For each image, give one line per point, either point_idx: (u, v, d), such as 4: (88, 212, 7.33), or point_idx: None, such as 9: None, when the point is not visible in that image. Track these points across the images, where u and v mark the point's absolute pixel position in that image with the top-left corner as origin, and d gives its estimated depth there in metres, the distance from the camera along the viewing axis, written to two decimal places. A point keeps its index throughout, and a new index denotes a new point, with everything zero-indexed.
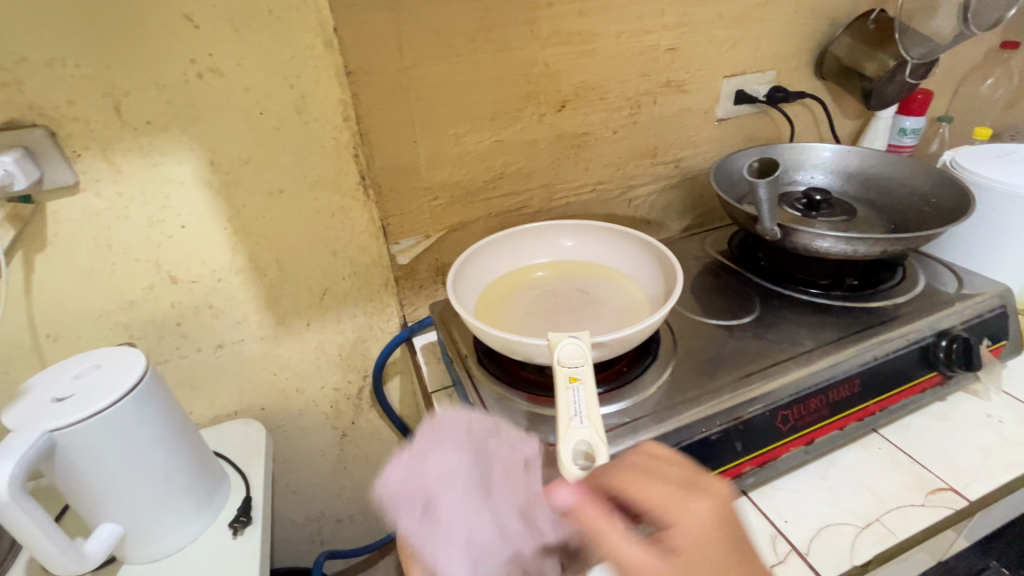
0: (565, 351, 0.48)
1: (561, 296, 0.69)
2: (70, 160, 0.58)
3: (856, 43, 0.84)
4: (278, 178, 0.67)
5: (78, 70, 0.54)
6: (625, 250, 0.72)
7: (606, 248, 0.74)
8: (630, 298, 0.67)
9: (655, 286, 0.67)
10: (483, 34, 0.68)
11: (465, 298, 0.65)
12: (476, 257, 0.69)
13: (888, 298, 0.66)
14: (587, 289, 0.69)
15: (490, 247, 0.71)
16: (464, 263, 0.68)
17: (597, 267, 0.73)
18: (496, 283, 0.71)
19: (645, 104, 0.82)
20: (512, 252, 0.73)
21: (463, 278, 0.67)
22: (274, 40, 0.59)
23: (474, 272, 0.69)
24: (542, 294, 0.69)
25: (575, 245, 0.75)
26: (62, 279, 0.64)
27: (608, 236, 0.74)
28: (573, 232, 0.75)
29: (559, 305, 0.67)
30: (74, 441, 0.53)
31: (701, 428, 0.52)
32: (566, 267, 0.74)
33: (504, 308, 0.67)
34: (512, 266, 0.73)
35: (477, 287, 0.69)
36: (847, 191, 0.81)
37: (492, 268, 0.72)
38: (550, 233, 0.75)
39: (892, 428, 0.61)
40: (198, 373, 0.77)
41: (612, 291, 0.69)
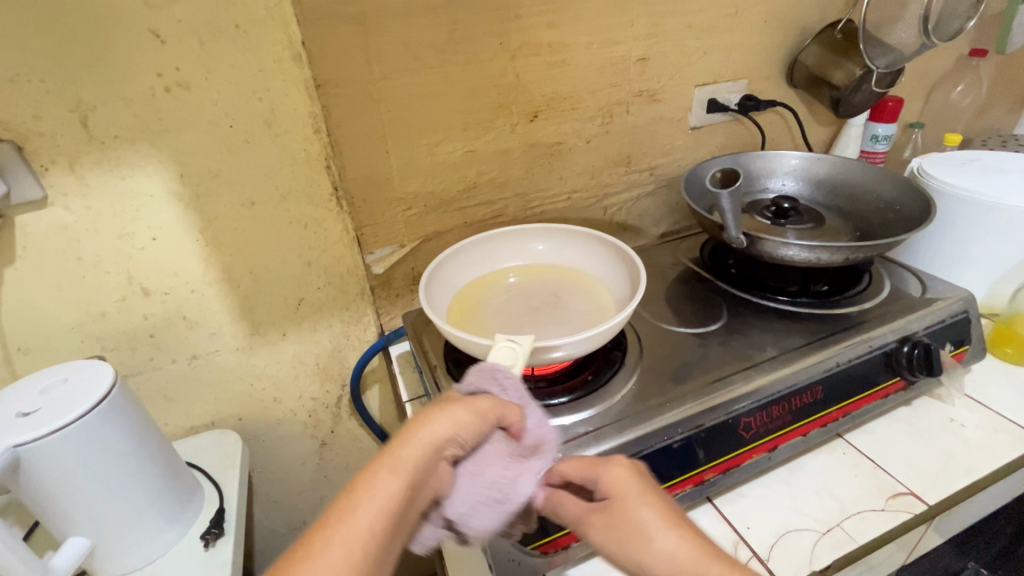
0: (500, 356, 0.50)
1: (533, 298, 0.69)
2: (37, 174, 0.58)
3: (824, 52, 0.86)
4: (249, 190, 0.68)
5: (44, 85, 0.55)
6: (596, 253, 0.73)
7: (579, 253, 0.75)
8: (600, 301, 0.68)
9: (623, 289, 0.68)
10: (452, 47, 0.69)
11: (436, 302, 0.66)
12: (449, 261, 0.70)
13: (853, 304, 0.67)
14: (559, 293, 0.70)
15: (463, 252, 0.72)
16: (438, 267, 0.68)
17: (570, 271, 0.74)
18: (467, 287, 0.71)
19: (617, 113, 0.83)
20: (487, 257, 0.74)
21: (435, 283, 0.67)
22: (242, 54, 0.60)
23: (448, 278, 0.70)
24: (514, 296, 0.70)
25: (548, 249, 0.76)
26: (30, 292, 0.64)
27: (581, 241, 0.74)
28: (546, 237, 0.75)
29: (531, 307, 0.67)
30: (39, 455, 0.53)
31: (664, 436, 0.52)
32: (539, 271, 0.74)
33: (476, 311, 0.67)
34: (487, 270, 0.74)
35: (450, 291, 0.70)
36: (816, 198, 0.82)
37: (465, 272, 0.72)
38: (523, 237, 0.75)
39: (857, 432, 0.62)
40: (173, 384, 0.77)
41: (583, 294, 0.69)
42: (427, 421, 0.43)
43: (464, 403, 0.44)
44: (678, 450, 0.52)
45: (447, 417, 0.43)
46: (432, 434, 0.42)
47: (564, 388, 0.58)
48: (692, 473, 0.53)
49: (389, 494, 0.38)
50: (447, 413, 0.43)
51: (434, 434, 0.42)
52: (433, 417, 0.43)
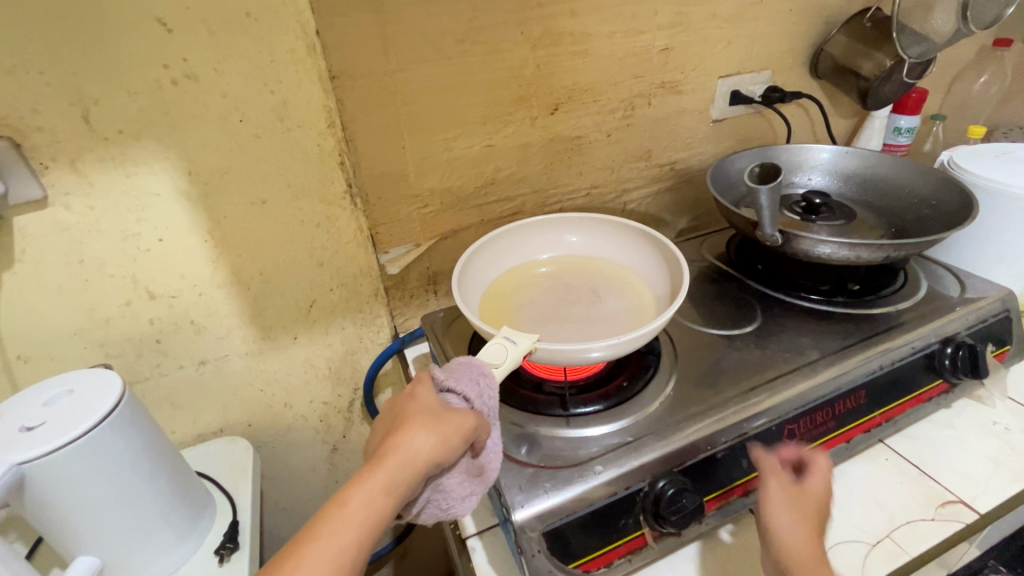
0: (488, 353, 0.48)
1: (568, 292, 0.66)
2: (37, 172, 0.55)
3: (852, 42, 0.83)
4: (260, 188, 0.64)
5: (43, 77, 0.51)
6: (632, 245, 0.70)
7: (613, 246, 0.72)
8: (637, 297, 0.65)
9: (662, 283, 0.65)
10: (472, 36, 0.65)
11: (468, 297, 0.63)
12: (478, 253, 0.67)
13: (890, 304, 0.65)
14: (595, 287, 0.67)
15: (493, 243, 0.69)
16: (467, 263, 0.65)
17: (604, 263, 0.71)
18: (499, 280, 0.68)
19: (639, 106, 0.80)
20: (516, 248, 0.71)
21: (466, 278, 0.64)
22: (253, 44, 0.56)
23: (477, 270, 0.67)
24: (549, 289, 0.67)
25: (581, 240, 0.73)
26: (30, 298, 0.60)
27: (616, 231, 0.71)
28: (578, 228, 0.73)
29: (564, 301, 0.65)
30: (45, 472, 0.50)
31: (708, 445, 0.50)
32: (571, 263, 0.71)
33: (510, 306, 0.64)
34: (517, 261, 0.71)
35: (481, 284, 0.67)
36: (845, 194, 0.80)
37: (496, 264, 0.69)
38: (556, 227, 0.72)
39: (898, 437, 0.60)
40: (180, 391, 0.74)
41: (619, 289, 0.66)
42: (407, 444, 0.39)
43: (446, 422, 0.41)
44: (722, 460, 0.51)
45: (429, 441, 0.39)
46: (413, 460, 0.39)
47: (597, 395, 0.55)
48: (736, 483, 0.51)
49: (365, 519, 0.36)
50: (428, 435, 0.39)
51: (415, 460, 0.39)
52: (414, 439, 0.39)
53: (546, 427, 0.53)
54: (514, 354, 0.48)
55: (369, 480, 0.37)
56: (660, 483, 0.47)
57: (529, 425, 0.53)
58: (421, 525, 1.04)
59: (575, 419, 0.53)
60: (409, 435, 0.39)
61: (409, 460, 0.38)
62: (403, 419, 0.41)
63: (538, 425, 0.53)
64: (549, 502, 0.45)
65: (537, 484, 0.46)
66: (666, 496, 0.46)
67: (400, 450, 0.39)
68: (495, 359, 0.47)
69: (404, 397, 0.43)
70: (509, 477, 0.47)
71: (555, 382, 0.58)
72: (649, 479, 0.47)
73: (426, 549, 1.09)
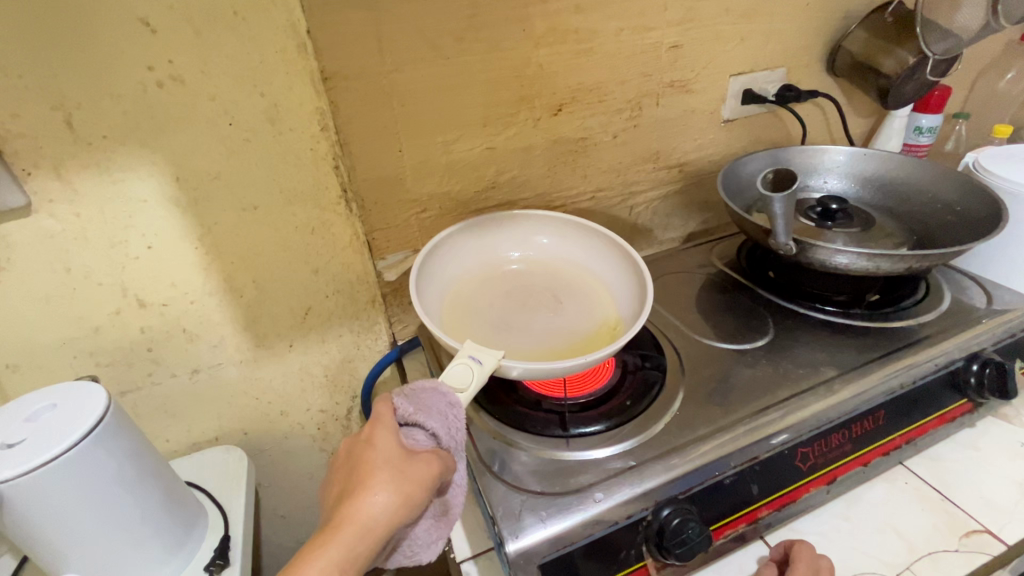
0: (452, 376, 0.46)
1: (531, 297, 0.64)
2: (20, 179, 0.53)
3: (872, 37, 0.79)
4: (251, 194, 0.62)
5: (22, 80, 0.49)
6: (600, 251, 0.68)
7: (582, 250, 0.69)
8: (598, 305, 0.63)
9: (627, 296, 0.62)
10: (472, 34, 0.63)
11: (428, 295, 0.61)
12: (443, 250, 0.65)
13: (911, 317, 0.62)
14: (559, 293, 0.65)
15: (460, 239, 0.67)
16: (429, 256, 0.63)
17: (572, 266, 0.69)
18: (463, 276, 0.66)
19: (647, 106, 0.77)
20: (483, 246, 0.69)
21: (427, 272, 0.62)
22: (241, 44, 0.54)
23: (441, 267, 0.64)
24: (512, 292, 0.65)
25: (551, 242, 0.70)
26: (17, 307, 0.59)
27: (587, 235, 0.68)
28: (549, 228, 0.70)
29: (524, 306, 0.63)
30: (25, 491, 0.48)
31: (715, 470, 0.48)
32: (539, 265, 0.69)
33: (470, 308, 0.62)
34: (483, 260, 0.69)
35: (443, 282, 0.64)
36: (863, 198, 0.76)
37: (462, 261, 0.67)
38: (526, 227, 0.70)
39: (921, 460, 0.57)
40: (174, 400, 0.72)
41: (583, 298, 0.65)
42: (366, 508, 0.38)
43: (408, 477, 0.39)
44: (731, 486, 0.48)
45: (390, 502, 0.38)
46: (373, 524, 0.38)
47: (599, 413, 0.53)
48: (745, 511, 0.49)
49: None
50: (389, 495, 0.38)
51: (377, 524, 0.38)
52: (373, 502, 0.38)
53: (545, 449, 0.50)
54: (478, 376, 0.46)
55: (326, 550, 0.37)
56: (663, 512, 0.45)
57: (527, 447, 0.51)
58: None
59: (575, 441, 0.51)
60: (368, 498, 0.38)
61: (369, 524, 0.38)
62: (362, 474, 0.39)
63: (536, 447, 0.51)
64: (546, 533, 0.43)
65: (534, 513, 0.44)
66: (670, 526, 0.44)
67: (359, 515, 0.37)
68: (460, 382, 0.46)
69: (362, 441, 0.41)
70: (505, 504, 0.45)
71: (554, 400, 0.55)
72: (653, 507, 0.45)
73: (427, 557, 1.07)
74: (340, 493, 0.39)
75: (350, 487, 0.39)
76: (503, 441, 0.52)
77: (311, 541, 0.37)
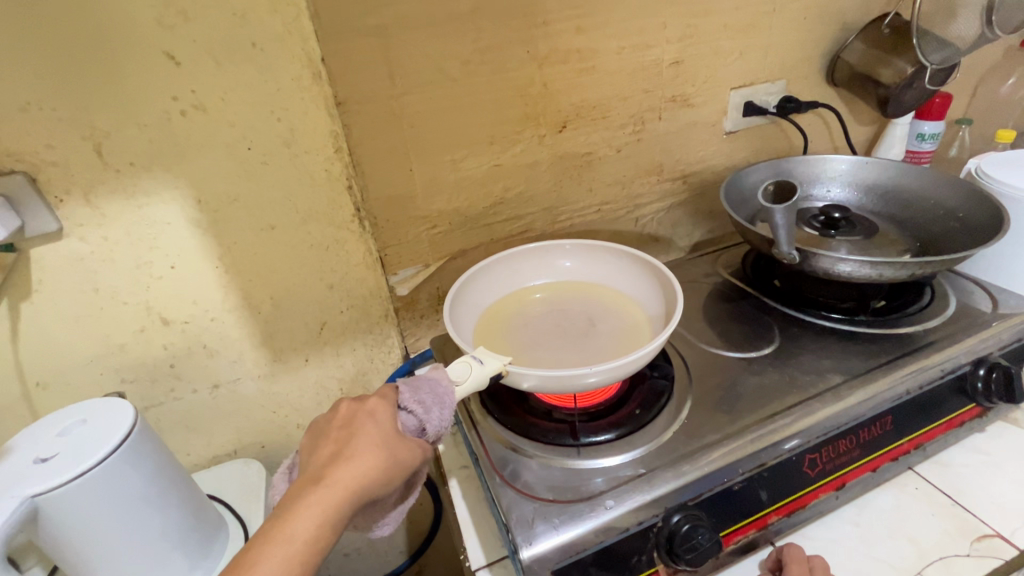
0: (453, 370, 0.49)
1: (564, 321, 0.64)
2: (51, 205, 0.56)
3: (870, 49, 0.81)
4: (269, 214, 0.64)
5: (57, 113, 0.52)
6: (624, 269, 0.68)
7: (605, 270, 0.70)
8: (632, 321, 0.63)
9: (655, 307, 0.63)
10: (478, 57, 0.65)
11: (459, 322, 0.61)
12: (473, 278, 0.66)
13: (917, 322, 0.62)
14: (591, 314, 0.65)
15: (487, 268, 0.67)
16: (460, 288, 0.64)
17: (601, 288, 0.69)
18: (495, 307, 0.66)
19: (649, 120, 0.78)
20: (509, 274, 0.69)
21: (458, 303, 0.63)
22: (260, 74, 0.57)
23: (470, 298, 0.65)
24: (544, 319, 0.65)
25: (575, 265, 0.70)
26: (48, 326, 0.61)
27: (607, 254, 0.69)
28: (574, 253, 0.70)
29: (559, 330, 0.63)
30: (56, 505, 0.50)
31: (725, 476, 0.49)
32: (568, 290, 0.69)
33: (504, 334, 0.63)
34: (511, 289, 0.69)
35: (475, 312, 0.65)
36: (867, 206, 0.78)
37: (491, 291, 0.68)
38: (549, 253, 0.70)
39: (927, 463, 0.59)
40: (194, 415, 0.74)
41: (616, 317, 0.64)
42: (357, 468, 0.40)
43: (397, 452, 0.42)
44: (741, 492, 0.49)
45: (376, 471, 0.41)
46: (364, 488, 0.40)
47: (609, 422, 0.54)
48: (756, 517, 0.50)
49: (308, 542, 0.37)
50: (379, 462, 0.41)
51: (363, 491, 0.40)
52: (366, 466, 0.40)
53: (556, 458, 0.52)
54: (478, 372, 0.49)
55: (317, 501, 0.39)
56: (674, 518, 0.46)
57: (538, 456, 0.52)
58: (436, 543, 1.03)
59: (586, 449, 0.52)
60: (361, 461, 0.41)
61: (359, 487, 0.40)
62: (356, 441, 0.42)
63: (547, 456, 0.52)
64: (559, 539, 0.44)
65: (547, 519, 0.45)
66: (680, 532, 0.45)
67: (348, 477, 0.40)
68: (459, 376, 0.49)
69: (360, 415, 0.44)
70: (519, 512, 0.46)
71: (564, 410, 0.57)
72: (663, 513, 0.47)
73: (444, 564, 1.08)
74: (332, 453, 0.41)
75: (343, 449, 0.41)
76: (515, 450, 0.53)
77: (304, 491, 0.39)
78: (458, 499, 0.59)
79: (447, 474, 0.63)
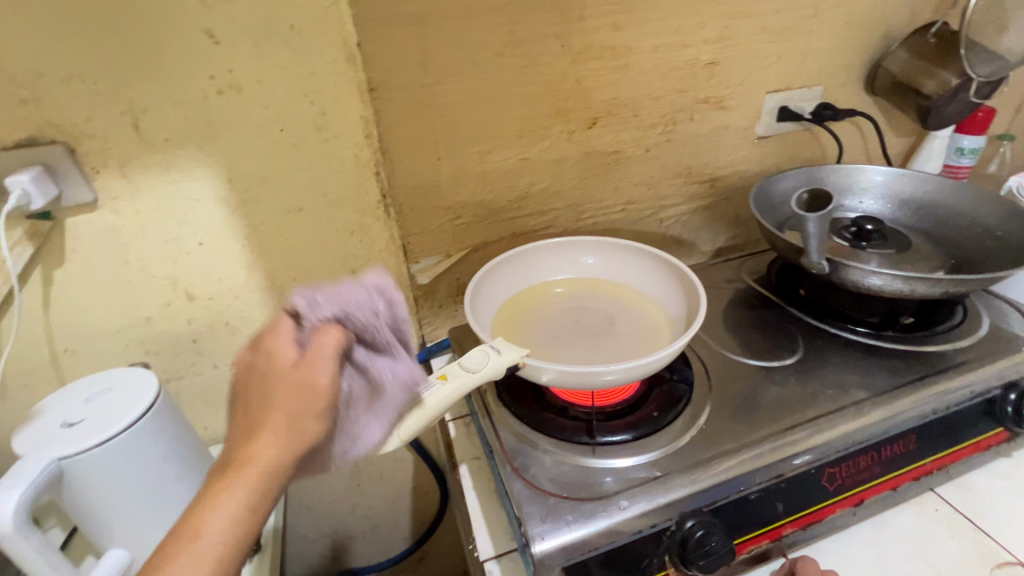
0: (470, 356, 0.51)
1: (584, 318, 0.64)
2: (88, 176, 0.57)
3: (914, 58, 0.79)
4: (296, 197, 0.65)
5: (97, 86, 0.53)
6: (648, 270, 0.67)
7: (628, 269, 0.69)
8: (652, 323, 0.63)
9: (678, 310, 0.62)
10: (512, 49, 0.65)
11: (479, 313, 0.61)
12: (495, 271, 0.65)
13: (947, 341, 0.61)
14: (612, 313, 0.64)
15: (509, 261, 0.67)
16: (481, 279, 0.64)
17: (623, 288, 0.68)
18: (516, 300, 0.66)
19: (680, 121, 0.77)
20: (531, 268, 0.69)
21: (479, 295, 0.63)
22: (295, 57, 0.57)
23: (491, 290, 0.65)
24: (565, 314, 0.64)
25: (598, 263, 0.70)
26: (78, 295, 0.63)
27: (632, 253, 0.68)
28: (597, 250, 0.70)
29: (578, 326, 0.62)
30: (83, 469, 0.52)
31: (741, 485, 0.48)
32: (590, 287, 0.68)
33: (523, 327, 0.62)
34: (533, 283, 0.69)
35: (495, 304, 0.65)
36: (900, 219, 0.76)
37: (512, 284, 0.67)
38: (572, 249, 0.70)
39: (948, 485, 0.57)
40: (213, 390, 0.76)
41: (637, 318, 0.64)
42: (268, 437, 0.38)
43: (303, 388, 0.40)
44: (757, 501, 0.48)
45: (289, 431, 0.39)
46: (283, 458, 0.38)
47: (625, 423, 0.54)
48: (770, 527, 0.49)
49: (229, 527, 0.36)
50: (288, 414, 0.39)
51: (280, 463, 0.38)
52: (276, 431, 0.39)
53: (571, 455, 0.51)
54: (493, 364, 0.50)
55: (232, 488, 0.37)
56: (688, 523, 0.46)
57: (552, 453, 0.52)
58: (441, 531, 1.04)
59: (601, 449, 0.52)
60: (270, 429, 0.39)
61: (277, 459, 0.38)
62: (261, 400, 0.40)
63: (561, 453, 0.52)
64: (571, 537, 0.44)
65: (559, 516, 0.45)
66: (694, 537, 0.45)
67: (260, 454, 0.38)
68: (474, 363, 0.50)
69: (258, 360, 0.42)
70: (532, 506, 0.46)
71: (581, 408, 0.56)
72: (677, 518, 0.46)
73: (447, 552, 1.09)
74: (242, 427, 0.40)
75: (251, 419, 0.40)
76: (529, 444, 0.53)
77: (219, 478, 0.38)
78: (468, 490, 0.59)
79: (458, 465, 0.62)
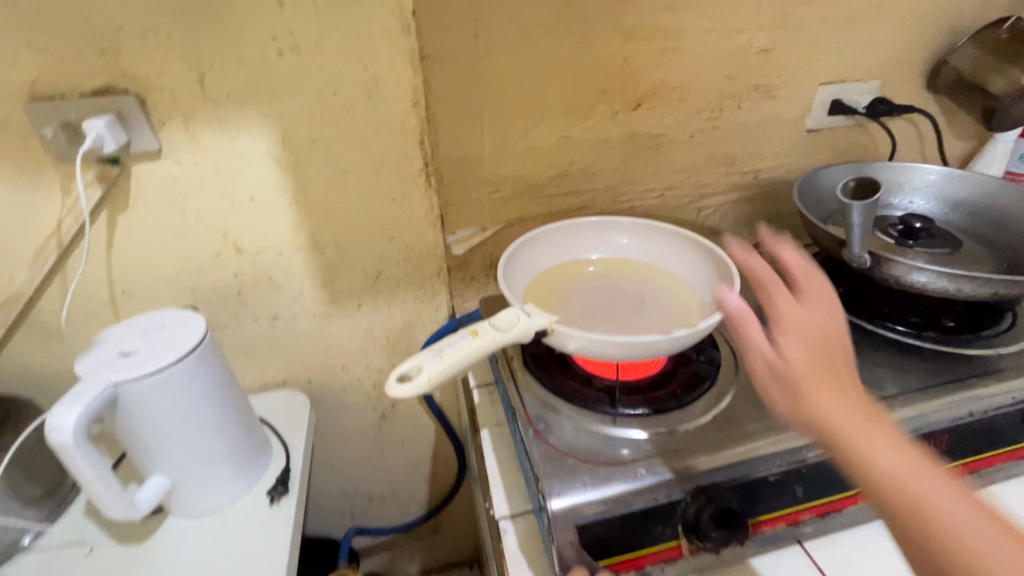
0: (503, 317, 0.52)
1: (615, 296, 0.64)
2: (155, 127, 0.61)
3: (983, 54, 0.76)
4: (343, 160, 0.67)
5: (170, 41, 0.56)
6: (683, 254, 0.67)
7: (663, 252, 0.69)
8: (683, 306, 0.63)
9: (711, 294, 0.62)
10: (564, 26, 0.65)
11: (511, 282, 0.63)
12: (530, 243, 0.67)
13: (991, 346, 0.59)
14: (643, 294, 0.65)
15: (545, 235, 0.68)
16: (516, 250, 0.65)
17: (656, 270, 0.68)
18: (548, 273, 0.67)
19: (728, 109, 0.76)
20: (565, 244, 0.69)
21: (513, 265, 0.64)
22: (354, 22, 0.59)
23: (525, 262, 0.66)
24: (596, 291, 0.65)
25: (633, 244, 0.70)
26: (138, 240, 0.67)
27: (668, 236, 0.68)
28: (633, 231, 0.70)
29: (608, 304, 0.63)
30: (135, 396, 0.56)
31: (761, 466, 0.48)
32: (623, 267, 0.69)
33: (553, 300, 0.64)
34: (566, 259, 0.69)
35: (527, 275, 0.66)
36: (953, 222, 0.73)
37: (546, 258, 0.68)
38: (608, 228, 0.70)
39: (979, 494, 0.56)
40: (253, 342, 0.79)
41: (668, 300, 0.64)
42: None
43: None
44: (776, 484, 0.48)
45: None
46: None
47: (648, 398, 0.54)
48: (788, 511, 0.50)
49: None
50: None
51: None
52: None
53: (592, 423, 0.52)
54: (523, 325, 0.51)
55: None
56: (704, 496, 0.46)
57: (574, 419, 0.53)
58: (456, 501, 1.06)
59: (622, 420, 0.53)
60: None
61: None
62: None
63: (583, 420, 0.53)
64: (587, 496, 0.45)
65: (576, 476, 0.47)
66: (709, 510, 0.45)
67: None
68: (506, 323, 0.51)
69: None
70: (551, 466, 0.48)
71: (605, 380, 0.57)
72: (694, 490, 0.47)
73: (461, 524, 1.11)
74: None
75: None
76: (551, 409, 0.54)
77: None
78: (489, 452, 0.61)
79: (480, 429, 0.64)
